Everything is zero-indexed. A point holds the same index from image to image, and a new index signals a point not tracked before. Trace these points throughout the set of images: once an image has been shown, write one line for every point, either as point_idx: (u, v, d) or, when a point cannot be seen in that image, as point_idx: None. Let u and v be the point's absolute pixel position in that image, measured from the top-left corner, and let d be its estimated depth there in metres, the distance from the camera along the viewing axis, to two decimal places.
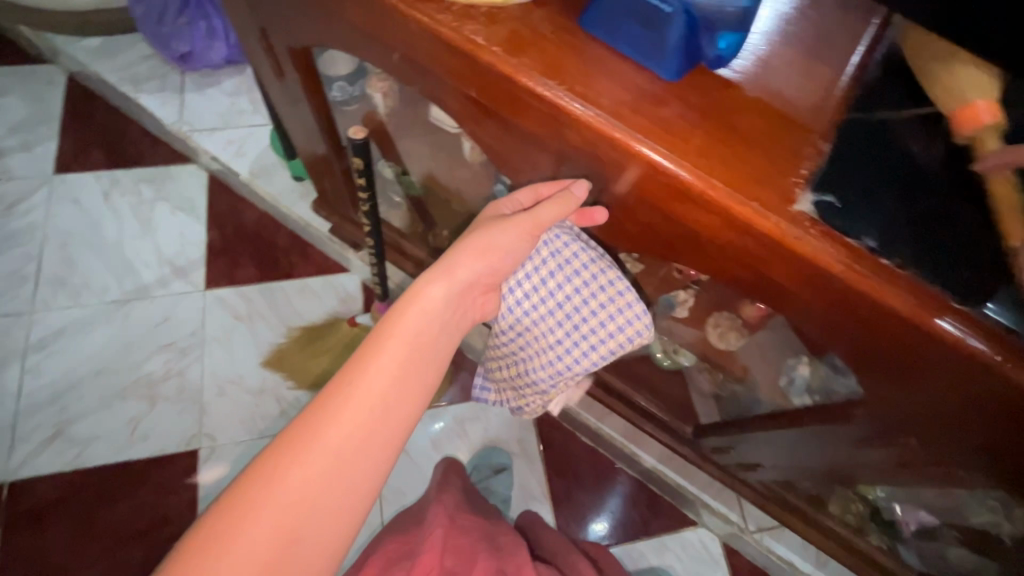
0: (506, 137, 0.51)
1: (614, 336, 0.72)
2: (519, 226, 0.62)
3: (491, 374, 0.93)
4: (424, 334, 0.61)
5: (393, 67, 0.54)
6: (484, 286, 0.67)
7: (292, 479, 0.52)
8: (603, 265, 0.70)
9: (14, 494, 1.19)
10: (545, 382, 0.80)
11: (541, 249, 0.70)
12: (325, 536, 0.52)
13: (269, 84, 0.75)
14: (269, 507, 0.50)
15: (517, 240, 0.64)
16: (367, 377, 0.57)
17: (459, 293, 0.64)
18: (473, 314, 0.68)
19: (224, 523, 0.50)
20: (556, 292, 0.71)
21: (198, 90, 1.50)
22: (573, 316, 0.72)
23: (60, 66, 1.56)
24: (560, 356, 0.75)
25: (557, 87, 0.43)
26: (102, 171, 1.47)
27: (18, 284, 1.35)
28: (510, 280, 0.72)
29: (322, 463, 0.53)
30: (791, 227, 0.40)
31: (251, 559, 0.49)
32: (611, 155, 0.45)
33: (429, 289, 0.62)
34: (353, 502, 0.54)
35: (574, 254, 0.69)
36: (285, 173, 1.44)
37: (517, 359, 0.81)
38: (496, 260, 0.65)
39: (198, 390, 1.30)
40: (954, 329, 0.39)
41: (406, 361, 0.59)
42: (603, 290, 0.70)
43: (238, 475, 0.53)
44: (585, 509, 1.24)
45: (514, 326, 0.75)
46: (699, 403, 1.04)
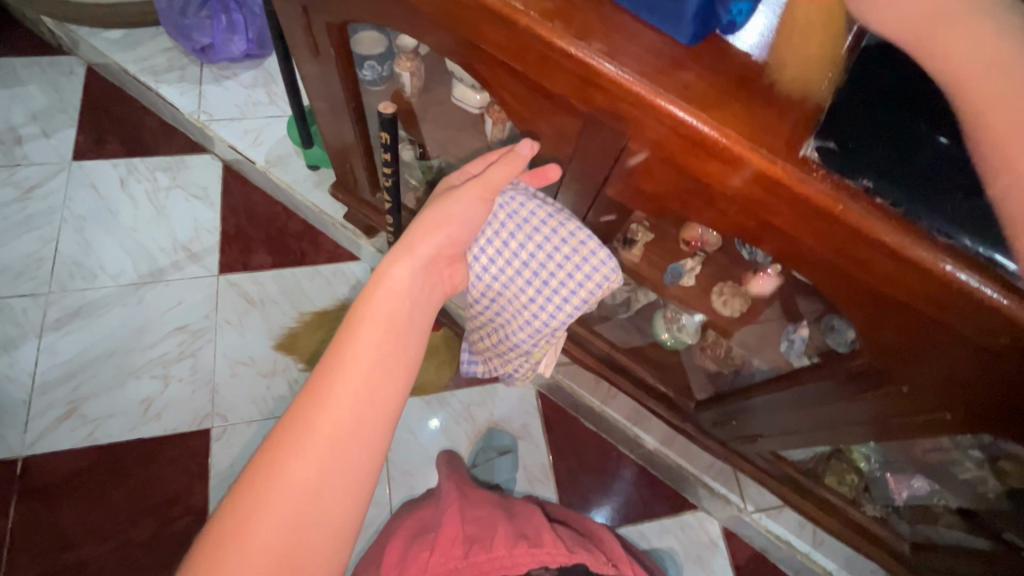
0: (536, 98, 0.58)
1: (584, 286, 0.73)
2: (469, 191, 0.67)
3: (474, 345, 0.94)
4: (395, 313, 0.62)
5: (434, 35, 0.59)
6: (448, 258, 0.70)
7: (291, 469, 0.52)
8: (561, 218, 0.72)
9: (29, 468, 1.21)
10: (525, 344, 0.82)
11: (497, 212, 0.73)
12: (336, 511, 0.53)
13: (303, 63, 0.80)
14: (274, 498, 0.51)
15: (473, 208, 0.68)
16: (348, 363, 0.57)
17: (423, 269, 0.66)
18: (443, 288, 0.70)
19: (229, 523, 0.50)
20: (521, 253, 0.73)
21: (216, 81, 1.54)
22: (540, 272, 0.74)
23: (81, 57, 1.61)
24: (536, 315, 0.77)
25: (587, 47, 0.48)
26: (120, 158, 1.51)
27: (35, 266, 1.38)
28: (473, 248, 0.74)
29: (318, 451, 0.53)
30: (794, 169, 0.46)
31: (262, 549, 0.49)
32: (634, 111, 0.51)
33: (393, 269, 0.64)
34: (358, 478, 0.54)
35: (531, 212, 0.72)
36: (300, 162, 1.48)
37: (496, 325, 0.83)
38: (454, 230, 0.68)
39: (210, 370, 1.32)
40: (952, 271, 0.44)
41: (385, 341, 0.60)
42: (565, 242, 0.72)
43: (239, 477, 0.53)
44: (588, 491, 1.28)
45: (485, 293, 0.77)
46: (693, 377, 1.11)
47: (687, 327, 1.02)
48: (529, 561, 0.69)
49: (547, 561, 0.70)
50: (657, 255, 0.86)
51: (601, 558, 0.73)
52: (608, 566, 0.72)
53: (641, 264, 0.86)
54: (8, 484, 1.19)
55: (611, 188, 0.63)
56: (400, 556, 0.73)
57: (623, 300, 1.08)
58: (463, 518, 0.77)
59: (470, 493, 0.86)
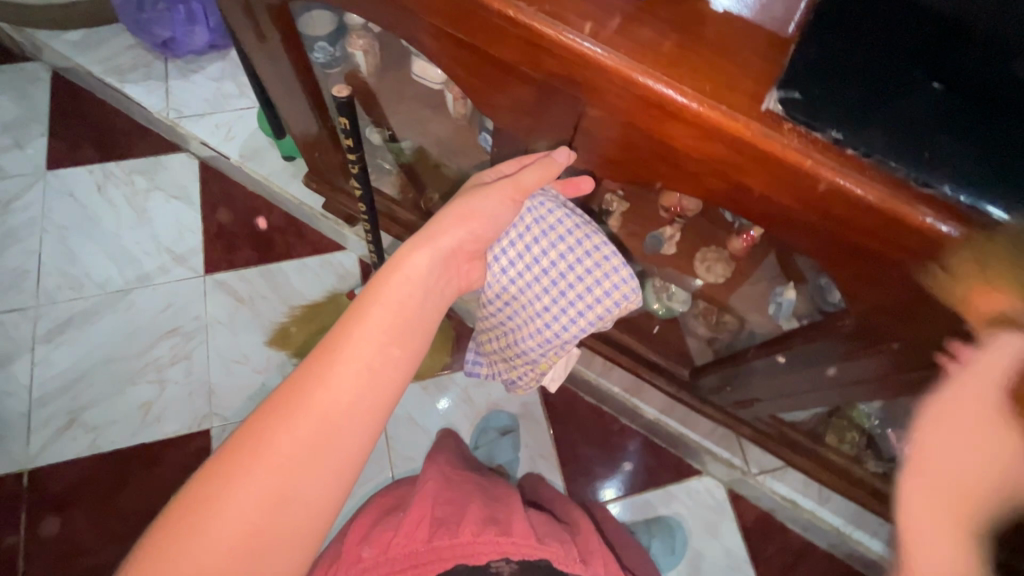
0: (487, 70, 0.54)
1: (601, 302, 0.74)
2: (499, 191, 0.65)
3: (482, 348, 0.94)
4: (407, 302, 0.60)
5: (374, 7, 0.55)
6: (468, 254, 0.69)
7: (280, 442, 0.50)
8: (587, 230, 0.73)
9: (36, 480, 1.22)
10: (533, 352, 0.81)
11: (525, 214, 0.72)
12: (315, 495, 0.50)
13: (252, 50, 0.76)
14: (259, 466, 0.49)
15: (500, 206, 0.66)
16: (352, 342, 0.55)
17: (443, 263, 0.65)
18: (459, 284, 0.69)
19: (211, 484, 0.48)
20: (542, 259, 0.73)
21: (183, 76, 1.50)
22: (558, 282, 0.73)
23: (45, 62, 1.56)
24: (548, 324, 0.76)
25: (529, 9, 0.45)
26: (94, 164, 1.48)
27: (22, 279, 1.37)
28: (495, 248, 0.73)
29: (310, 425, 0.51)
30: (762, 129, 0.42)
31: (237, 521, 0.47)
32: (584, 75, 0.47)
33: (413, 257, 0.62)
34: (346, 463, 0.52)
35: (559, 220, 0.72)
36: (275, 155, 1.45)
37: (506, 330, 0.81)
38: (478, 226, 0.66)
39: (205, 372, 1.32)
40: (941, 226, 0.40)
41: (392, 326, 0.58)
42: (589, 255, 0.72)
43: (229, 438, 0.52)
44: (592, 465, 1.28)
45: (500, 295, 0.76)
46: (692, 342, 1.10)
47: (678, 295, 1.01)
48: (495, 549, 0.68)
49: (510, 551, 0.69)
50: (636, 223, 0.84)
51: (570, 553, 0.72)
52: (577, 564, 0.71)
53: (619, 235, 0.85)
54: (18, 496, 1.21)
55: (579, 160, 0.60)
56: (363, 534, 0.73)
57: None
58: (435, 499, 0.75)
59: (461, 477, 0.86)
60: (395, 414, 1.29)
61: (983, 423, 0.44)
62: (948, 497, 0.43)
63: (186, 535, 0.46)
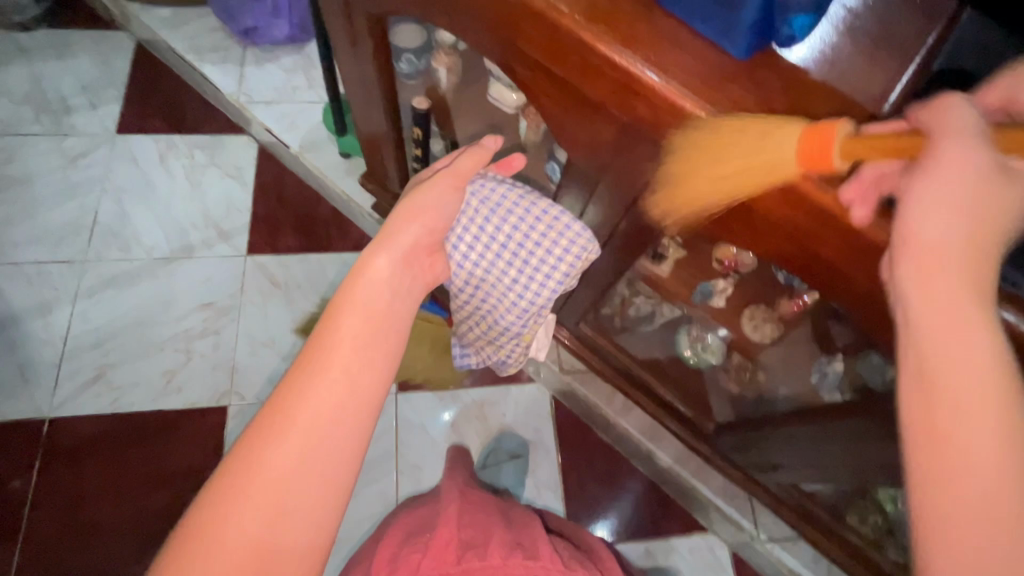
0: (573, 106, 0.56)
1: (564, 260, 0.76)
2: (443, 182, 0.70)
3: (465, 336, 0.97)
4: (377, 300, 0.62)
5: (472, 30, 0.57)
6: (428, 247, 0.71)
7: (271, 456, 0.50)
8: (532, 198, 0.76)
9: (55, 429, 1.25)
10: (514, 325, 0.85)
11: (470, 200, 0.76)
12: (315, 501, 0.50)
13: (341, 52, 0.79)
14: (253, 484, 0.49)
15: (445, 194, 0.71)
16: (330, 352, 0.56)
17: (403, 261, 0.67)
18: (426, 278, 0.71)
19: (207, 508, 0.48)
20: (498, 235, 0.76)
21: (258, 63, 1.56)
22: (518, 254, 0.77)
23: (131, 33, 1.64)
24: (520, 295, 0.79)
25: (631, 56, 0.46)
26: (161, 134, 1.54)
27: (75, 233, 1.42)
28: (451, 238, 0.77)
29: (298, 436, 0.51)
30: (848, 202, 0.43)
31: (240, 534, 0.47)
32: (676, 125, 0.48)
33: (375, 259, 0.65)
34: (339, 466, 0.52)
35: (502, 196, 0.76)
36: (333, 150, 1.48)
37: (484, 312, 0.85)
38: (429, 220, 0.70)
39: (231, 350, 1.35)
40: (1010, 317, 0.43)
41: (366, 330, 0.59)
42: (540, 219, 0.75)
43: (216, 467, 0.51)
44: (597, 504, 1.25)
45: (469, 280, 0.80)
46: (715, 400, 1.08)
47: (712, 347, 1.00)
48: (524, 572, 0.66)
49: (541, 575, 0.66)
50: (685, 272, 0.84)
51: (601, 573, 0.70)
52: None
53: (669, 280, 0.85)
54: (36, 443, 1.24)
55: (644, 200, 0.61)
56: (393, 554, 0.71)
57: (646, 313, 1.07)
58: (461, 521, 0.74)
59: (477, 494, 0.86)
60: (407, 421, 1.29)
61: (963, 370, 0.38)
62: (989, 488, 0.36)
63: (192, 556, 0.46)
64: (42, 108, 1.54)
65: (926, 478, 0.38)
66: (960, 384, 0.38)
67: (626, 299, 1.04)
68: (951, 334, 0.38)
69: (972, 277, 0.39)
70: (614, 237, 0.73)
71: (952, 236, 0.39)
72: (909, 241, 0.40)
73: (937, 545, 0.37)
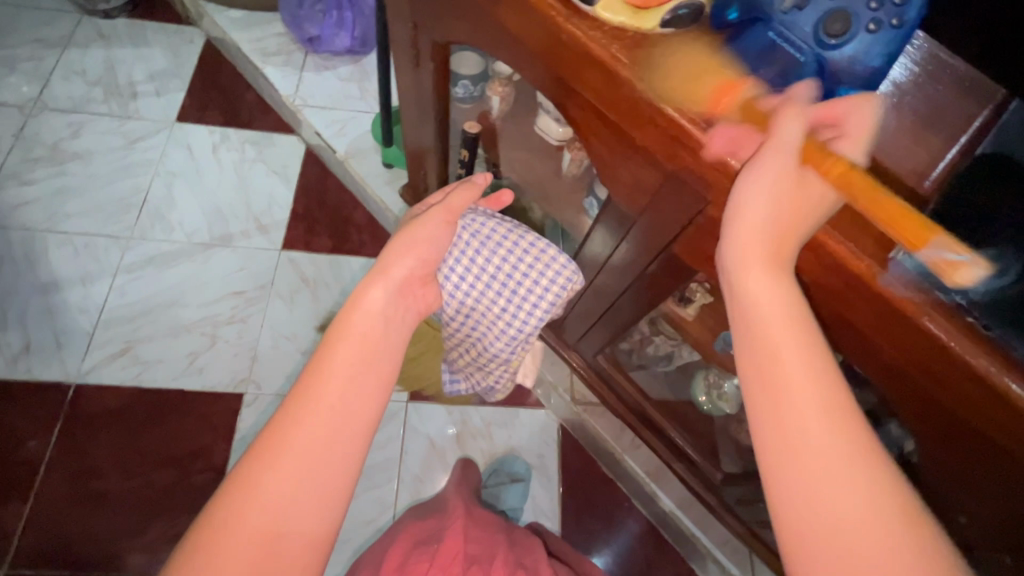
0: (619, 148, 0.59)
1: (549, 290, 0.84)
2: (435, 217, 0.74)
3: (454, 362, 1.02)
4: (369, 333, 0.62)
5: (532, 65, 0.60)
6: (421, 279, 0.74)
7: (266, 485, 0.51)
8: (519, 233, 0.84)
9: (79, 395, 1.29)
10: (503, 351, 0.91)
11: (461, 235, 0.82)
12: (310, 526, 0.52)
13: (402, 71, 0.84)
14: (249, 511, 0.50)
15: (437, 229, 0.75)
16: (323, 381, 0.57)
17: (397, 292, 0.69)
18: (418, 307, 0.73)
19: (207, 533, 0.50)
20: (488, 267, 0.82)
21: (316, 69, 1.64)
22: (506, 284, 0.83)
23: (203, 29, 1.74)
24: (508, 324, 0.86)
25: (682, 109, 0.48)
26: (216, 126, 1.62)
27: (125, 210, 1.49)
28: (443, 270, 0.81)
29: (294, 464, 0.52)
30: (881, 271, 0.44)
31: (238, 559, 0.48)
32: (720, 179, 0.50)
33: (369, 292, 0.66)
34: (333, 491, 0.53)
35: (490, 231, 0.83)
36: (376, 158, 1.53)
37: (474, 339, 0.91)
38: (424, 253, 0.73)
39: (254, 340, 1.38)
40: None
41: (359, 360, 0.60)
42: (526, 252, 0.83)
43: (216, 493, 0.53)
44: (593, 539, 1.24)
45: (460, 310, 0.85)
46: (722, 448, 1.07)
47: (727, 395, 1.00)
48: None
49: None
50: (710, 318, 0.84)
51: None
52: None
53: (692, 324, 0.86)
54: (59, 406, 1.28)
55: (677, 245, 0.63)
56: (401, 560, 0.72)
57: (664, 354, 1.06)
58: (468, 536, 0.76)
59: (480, 511, 0.86)
60: (414, 431, 1.30)
61: (776, 326, 0.48)
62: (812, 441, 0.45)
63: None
64: (112, 91, 1.63)
65: (766, 412, 0.47)
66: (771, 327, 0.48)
67: (646, 336, 1.03)
68: (769, 301, 0.48)
69: (783, 253, 0.48)
70: (642, 278, 0.75)
71: (767, 230, 0.47)
72: (734, 235, 0.49)
73: (783, 468, 0.45)
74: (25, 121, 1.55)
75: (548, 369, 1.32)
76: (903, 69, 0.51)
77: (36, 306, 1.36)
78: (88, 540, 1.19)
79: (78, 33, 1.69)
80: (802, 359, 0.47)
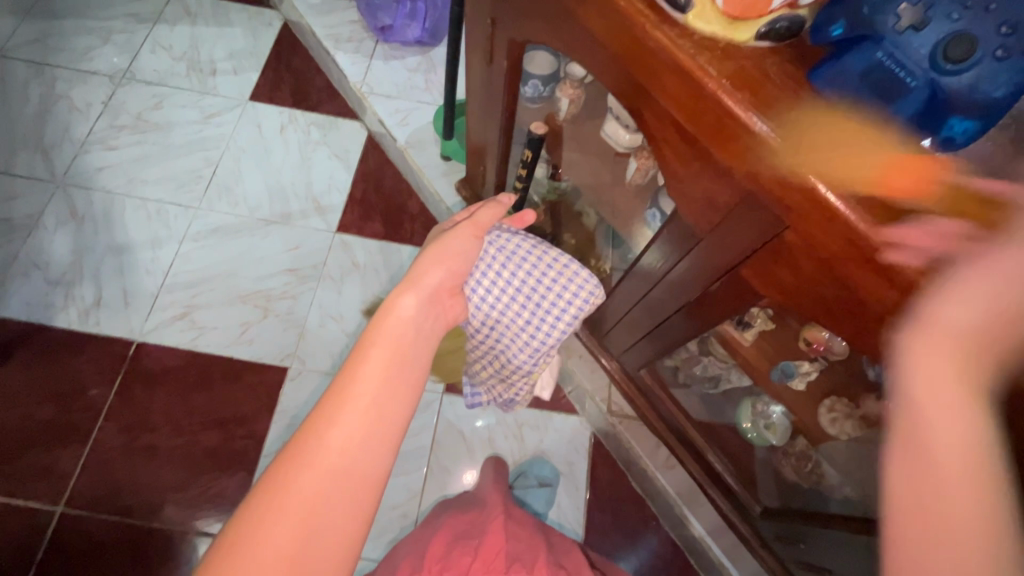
0: (692, 162, 0.57)
1: (573, 303, 0.84)
2: (465, 230, 0.76)
3: (475, 375, 1.02)
4: (402, 339, 0.64)
5: (608, 70, 0.59)
6: (450, 289, 0.75)
7: (302, 479, 0.52)
8: (542, 247, 0.85)
9: (139, 353, 1.37)
10: (526, 364, 0.90)
11: (487, 249, 0.84)
12: (343, 521, 0.52)
13: (474, 66, 0.84)
14: (284, 504, 0.51)
15: (467, 242, 0.76)
16: (358, 381, 0.58)
17: (428, 300, 0.71)
18: (446, 317, 0.74)
19: (243, 522, 0.50)
20: (513, 281, 0.83)
21: (385, 58, 1.67)
22: (531, 296, 0.84)
23: (280, 13, 1.81)
24: (533, 336, 0.85)
25: (769, 126, 0.46)
26: (285, 107, 1.67)
27: (195, 181, 1.57)
28: (469, 283, 0.82)
29: (329, 459, 0.53)
30: None
31: (273, 555, 0.49)
32: (802, 202, 0.47)
33: (401, 300, 0.68)
34: (365, 489, 0.54)
35: (516, 245, 0.84)
36: (436, 149, 1.55)
37: (497, 352, 0.90)
38: (454, 264, 0.74)
39: (304, 316, 1.43)
40: None
41: (392, 363, 0.61)
42: (551, 266, 0.84)
43: (251, 488, 0.53)
44: (618, 554, 1.22)
45: (485, 322, 0.85)
46: (762, 478, 1.03)
47: (775, 424, 0.96)
48: None
49: None
50: (769, 346, 0.81)
51: None
52: None
53: (748, 349, 0.82)
54: (121, 362, 1.36)
55: (745, 268, 0.60)
56: (443, 551, 0.73)
57: (711, 375, 1.02)
58: (508, 532, 0.76)
59: (517, 509, 0.86)
60: (446, 423, 1.31)
61: (943, 423, 0.41)
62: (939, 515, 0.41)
63: (228, 572, 0.48)
64: (194, 66, 1.71)
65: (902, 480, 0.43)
66: (933, 404, 0.42)
67: (693, 356, 0.99)
68: (948, 386, 0.41)
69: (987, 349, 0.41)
70: (700, 297, 0.72)
71: (980, 314, 0.40)
72: (929, 322, 0.43)
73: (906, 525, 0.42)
74: (113, 91, 1.65)
75: (586, 376, 1.30)
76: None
77: (109, 264, 1.45)
78: (139, 489, 1.26)
79: (167, 11, 1.78)
80: (969, 470, 0.41)
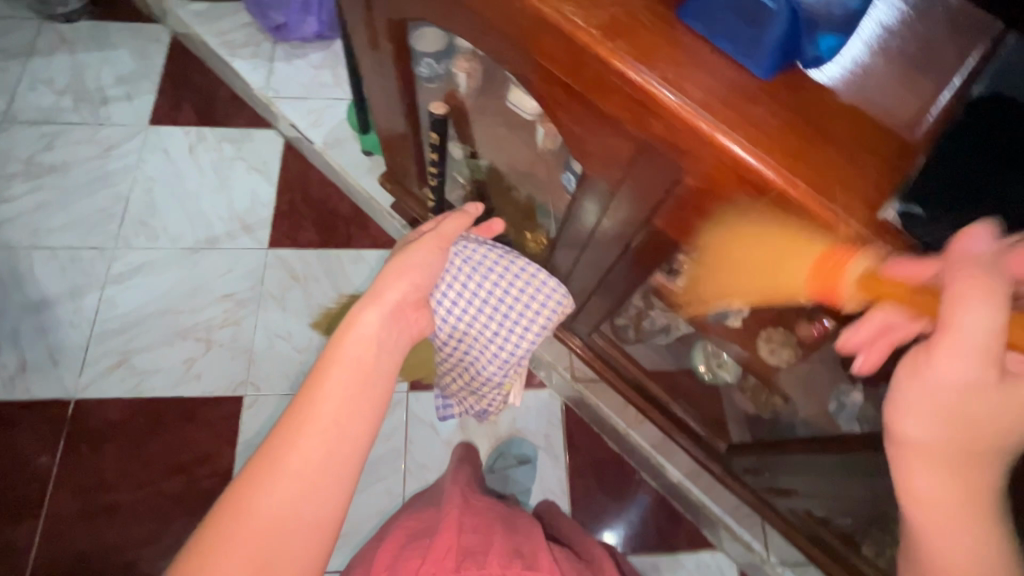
0: (587, 121, 0.55)
1: (540, 313, 0.85)
2: (428, 243, 0.73)
3: (445, 387, 1.00)
4: (366, 354, 0.60)
5: (486, 38, 0.57)
6: (414, 302, 0.70)
7: (259, 511, 0.50)
8: (510, 257, 0.84)
9: (79, 411, 1.29)
10: (496, 375, 0.90)
11: (453, 261, 0.81)
12: (304, 550, 0.50)
13: (362, 53, 0.80)
14: (239, 539, 0.49)
15: (429, 256, 0.73)
16: (318, 402, 0.55)
17: (392, 316, 0.66)
18: (413, 332, 0.70)
19: (194, 561, 0.48)
20: (480, 292, 0.81)
21: (287, 59, 1.59)
22: (499, 306, 0.82)
23: (166, 26, 1.69)
24: (502, 347, 0.85)
25: (648, 72, 0.45)
26: (190, 126, 1.57)
27: (107, 220, 1.47)
28: (436, 295, 0.80)
29: (289, 487, 0.51)
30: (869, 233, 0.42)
31: None
32: (693, 145, 0.47)
33: (364, 315, 0.64)
34: (326, 515, 0.52)
35: (481, 255, 0.82)
36: (355, 147, 1.50)
37: (466, 364, 0.89)
38: (416, 277, 0.70)
39: (249, 341, 1.37)
40: None
41: (354, 383, 0.58)
42: (519, 275, 0.83)
43: (202, 522, 0.51)
44: (604, 515, 1.24)
45: (453, 335, 0.83)
46: (733, 423, 1.05)
47: (727, 363, 0.98)
48: None
49: None
50: None
51: None
52: None
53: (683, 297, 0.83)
54: (62, 423, 1.28)
55: (660, 219, 0.60)
56: (393, 557, 0.72)
57: (661, 326, 1.03)
58: (465, 525, 0.75)
59: (478, 499, 0.85)
60: (417, 420, 1.29)
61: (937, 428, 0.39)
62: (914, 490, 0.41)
63: None
64: (82, 97, 1.58)
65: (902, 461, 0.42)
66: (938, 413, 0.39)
67: (641, 310, 1.00)
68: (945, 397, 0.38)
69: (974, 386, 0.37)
70: (625, 250, 0.71)
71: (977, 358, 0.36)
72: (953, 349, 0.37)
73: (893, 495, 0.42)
74: None
75: (546, 348, 1.31)
76: (891, 10, 0.49)
77: (28, 324, 1.35)
78: (105, 550, 1.20)
79: (40, 40, 1.64)
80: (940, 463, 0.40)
